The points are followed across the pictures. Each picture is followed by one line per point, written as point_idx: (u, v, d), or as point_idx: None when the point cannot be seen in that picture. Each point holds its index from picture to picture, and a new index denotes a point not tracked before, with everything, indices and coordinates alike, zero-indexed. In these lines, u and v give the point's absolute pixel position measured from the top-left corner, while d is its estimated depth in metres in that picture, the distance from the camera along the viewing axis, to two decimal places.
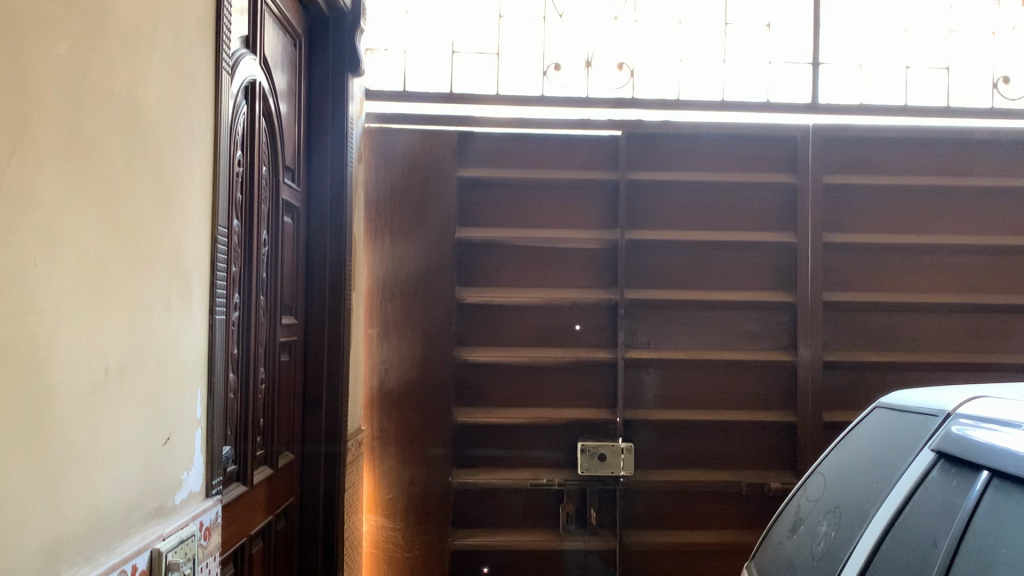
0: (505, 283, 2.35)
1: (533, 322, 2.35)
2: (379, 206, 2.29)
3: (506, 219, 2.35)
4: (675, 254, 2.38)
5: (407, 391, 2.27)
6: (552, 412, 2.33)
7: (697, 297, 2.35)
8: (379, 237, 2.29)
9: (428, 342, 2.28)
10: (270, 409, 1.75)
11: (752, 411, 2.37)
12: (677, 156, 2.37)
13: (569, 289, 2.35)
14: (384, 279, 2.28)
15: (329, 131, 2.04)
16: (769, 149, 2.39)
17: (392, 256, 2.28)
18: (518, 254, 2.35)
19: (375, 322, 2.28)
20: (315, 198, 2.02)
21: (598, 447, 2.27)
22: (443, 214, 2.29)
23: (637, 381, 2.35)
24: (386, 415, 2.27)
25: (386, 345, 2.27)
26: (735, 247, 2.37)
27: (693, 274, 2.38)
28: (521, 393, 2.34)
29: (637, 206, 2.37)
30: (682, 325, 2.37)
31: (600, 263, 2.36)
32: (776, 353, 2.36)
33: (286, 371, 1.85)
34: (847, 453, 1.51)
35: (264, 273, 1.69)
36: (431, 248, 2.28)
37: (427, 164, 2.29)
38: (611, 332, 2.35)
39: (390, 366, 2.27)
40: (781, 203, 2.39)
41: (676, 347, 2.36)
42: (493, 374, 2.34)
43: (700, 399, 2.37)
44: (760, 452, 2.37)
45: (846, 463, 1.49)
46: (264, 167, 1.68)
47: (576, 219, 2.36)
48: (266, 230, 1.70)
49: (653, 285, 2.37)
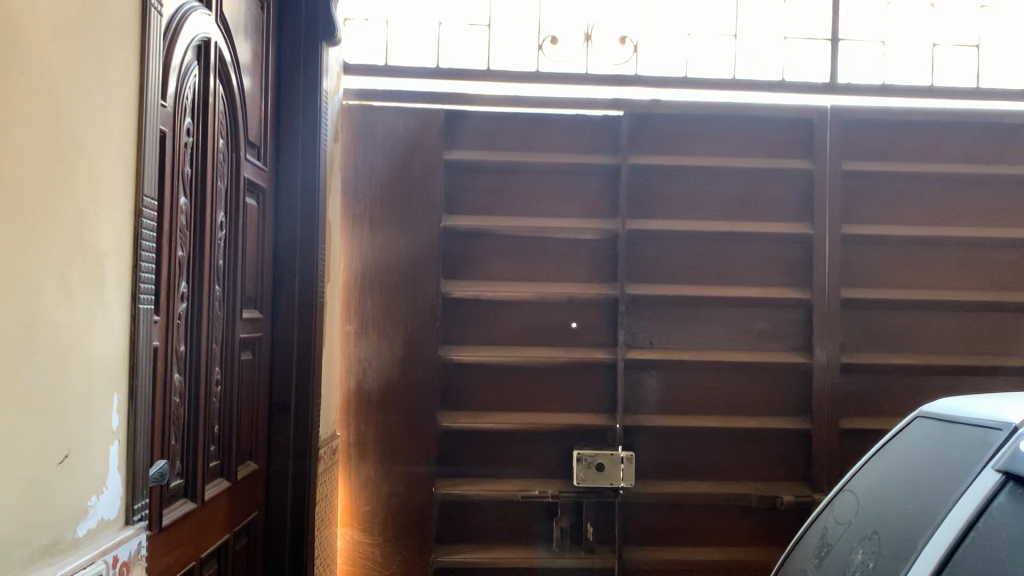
0: (496, 276, 2.15)
1: (526, 318, 2.15)
2: (358, 191, 2.09)
3: (497, 206, 2.16)
4: (681, 246, 2.18)
5: (387, 393, 2.08)
6: (545, 418, 2.13)
7: (705, 292, 2.16)
8: (358, 225, 2.09)
9: (411, 340, 2.08)
10: (228, 414, 1.55)
11: (763, 417, 2.17)
12: (684, 138, 2.18)
13: (565, 283, 2.15)
14: (363, 271, 2.09)
15: (301, 104, 1.84)
16: (784, 132, 2.20)
17: (372, 246, 2.09)
18: (510, 245, 2.15)
19: (353, 318, 2.09)
20: (285, 179, 1.82)
21: (596, 456, 2.08)
22: (428, 199, 2.09)
23: (639, 384, 2.16)
24: (363, 419, 2.08)
25: (364, 343, 2.08)
26: (746, 238, 2.18)
27: (701, 267, 2.18)
28: (512, 396, 2.14)
29: (640, 193, 2.18)
30: (688, 323, 2.17)
31: (599, 255, 2.16)
32: (789, 355, 2.17)
33: (247, 371, 1.66)
34: (886, 470, 1.32)
35: (221, 260, 1.50)
36: (415, 238, 2.09)
37: (411, 145, 2.09)
38: (610, 330, 2.16)
39: (368, 366, 2.08)
40: (796, 191, 2.20)
41: (681, 348, 2.17)
42: (482, 375, 2.14)
43: (707, 404, 2.17)
44: (772, 462, 2.17)
45: (884, 481, 1.30)
46: (221, 141, 1.49)
47: (573, 207, 2.16)
48: (224, 211, 1.51)
49: (656, 280, 2.17)
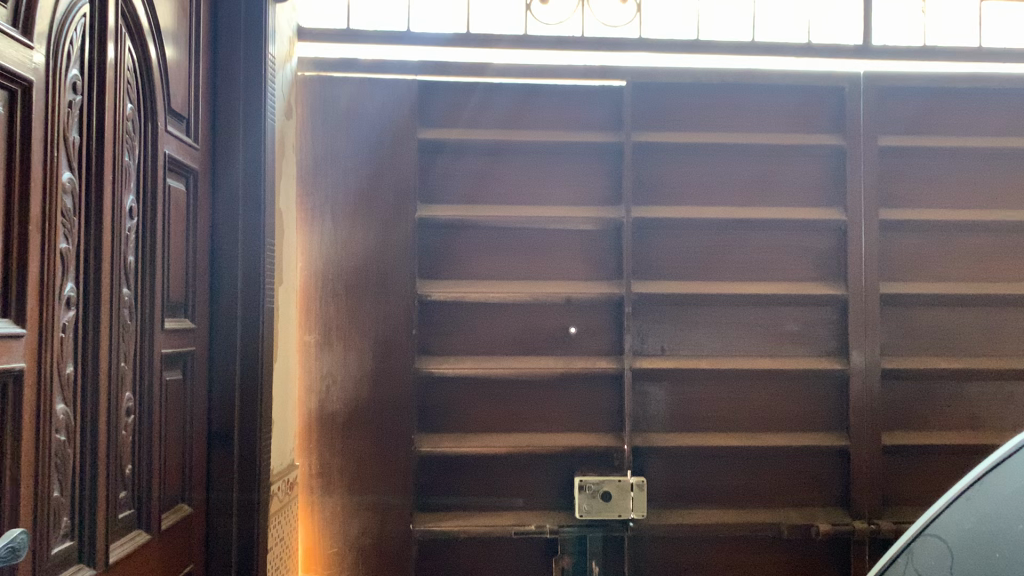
0: (479, 275, 1.85)
1: (515, 323, 1.84)
2: (318, 178, 1.78)
3: (479, 193, 1.85)
4: (695, 237, 1.88)
5: (355, 414, 1.77)
6: (540, 439, 1.82)
7: (724, 289, 1.86)
8: (317, 218, 1.78)
9: (382, 351, 1.77)
10: (147, 451, 1.24)
11: (793, 434, 1.87)
12: (696, 111, 1.88)
13: (561, 282, 1.85)
14: (323, 272, 1.78)
15: (242, 69, 1.52)
16: (810, 103, 1.90)
17: (334, 241, 1.78)
18: (496, 238, 1.85)
19: (313, 328, 1.78)
20: (222, 161, 1.51)
21: (601, 483, 1.76)
22: (400, 185, 1.78)
23: (649, 398, 1.86)
24: (328, 446, 1.77)
25: (328, 357, 1.77)
26: (769, 226, 1.88)
27: (718, 261, 1.88)
28: (501, 413, 1.83)
29: (646, 176, 1.88)
30: (704, 326, 1.87)
31: (601, 248, 1.86)
32: (822, 360, 1.87)
33: (173, 395, 1.35)
34: (969, 502, 1.00)
35: (132, 255, 1.19)
36: (384, 231, 1.78)
37: (378, 122, 1.79)
38: (615, 335, 1.85)
39: (332, 383, 1.77)
40: (826, 171, 1.90)
41: (696, 354, 1.87)
42: (465, 390, 1.83)
43: (728, 419, 1.87)
44: (804, 484, 1.87)
45: (973, 518, 0.98)
46: (129, 105, 1.18)
47: (567, 193, 1.86)
48: (135, 193, 1.20)
49: (666, 276, 1.87)
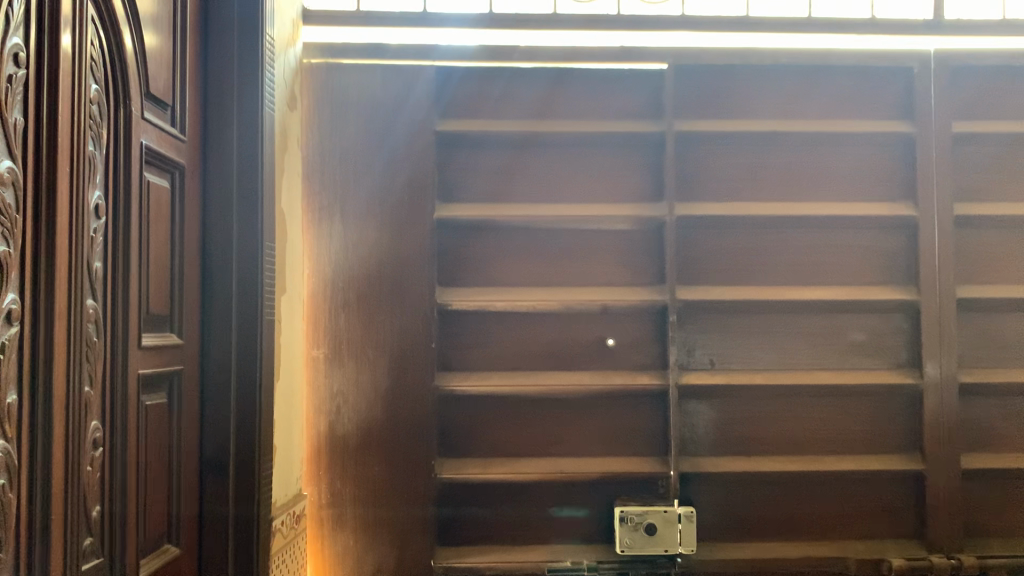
0: (505, 281, 1.66)
1: (546, 335, 1.66)
2: (325, 175, 1.61)
3: (504, 191, 1.66)
4: (746, 236, 1.68)
5: (369, 438, 1.58)
6: (575, 464, 1.63)
7: (779, 295, 1.66)
8: (325, 220, 1.61)
9: (398, 368, 1.59)
10: (120, 488, 1.06)
11: (859, 456, 1.67)
12: (746, 96, 1.68)
13: (597, 288, 1.66)
14: (333, 280, 1.60)
15: (236, 53, 1.35)
16: (873, 85, 1.70)
17: (344, 245, 1.60)
18: (523, 240, 1.66)
19: (322, 342, 1.60)
20: (215, 153, 1.34)
21: (643, 515, 1.58)
22: (415, 183, 1.60)
23: (696, 418, 1.66)
24: (339, 472, 1.59)
25: (338, 374, 1.59)
26: (830, 224, 1.67)
27: (772, 263, 1.68)
28: (532, 436, 1.65)
29: (690, 169, 1.68)
30: (757, 336, 1.67)
31: (640, 250, 1.67)
32: (892, 374, 1.66)
33: (153, 420, 1.17)
34: None
35: (100, 259, 1.02)
36: (400, 233, 1.60)
37: (391, 113, 1.61)
38: (658, 348, 1.66)
39: (343, 403, 1.59)
40: (893, 161, 1.70)
41: (749, 368, 1.67)
42: (490, 409, 1.64)
43: (785, 440, 1.67)
44: (873, 513, 1.66)
45: None
46: (94, 86, 1.01)
47: (602, 189, 1.67)
48: (102, 188, 1.02)
49: (716, 281, 1.67)
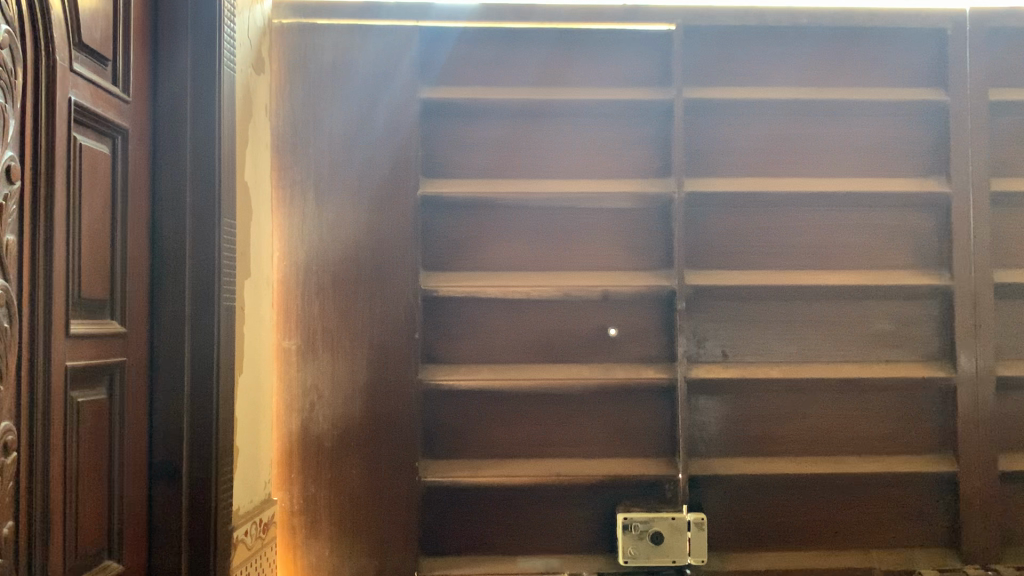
0: (496, 265, 1.51)
1: (541, 324, 1.50)
2: (297, 147, 1.45)
3: (496, 166, 1.51)
4: (762, 216, 1.52)
5: (346, 438, 1.43)
6: (574, 466, 1.47)
7: (799, 279, 1.50)
8: (297, 198, 1.45)
9: (378, 360, 1.44)
10: (41, 498, 0.91)
11: (886, 457, 1.51)
12: (761, 62, 1.53)
13: (597, 272, 1.51)
14: (306, 263, 1.45)
15: (191, 6, 1.20)
16: (901, 50, 1.55)
17: (318, 225, 1.45)
18: (517, 220, 1.51)
19: (294, 331, 1.45)
20: (165, 118, 1.18)
21: (649, 522, 1.43)
22: (397, 157, 1.45)
23: (706, 415, 1.51)
24: (313, 475, 1.44)
25: (312, 367, 1.44)
26: (855, 201, 1.52)
27: (791, 245, 1.53)
28: (526, 434, 1.49)
29: (701, 141, 1.52)
30: (774, 325, 1.52)
31: (645, 231, 1.52)
32: (922, 367, 1.51)
33: (88, 420, 1.02)
34: None
35: (12, 232, 0.86)
36: (381, 212, 1.45)
37: (370, 80, 1.46)
38: (664, 338, 1.51)
39: (317, 399, 1.44)
40: (923, 132, 1.54)
41: (766, 361, 1.51)
42: (480, 406, 1.49)
43: (805, 439, 1.51)
44: (901, 519, 1.51)
45: None
46: (4, 26, 0.85)
47: (603, 164, 1.51)
48: (15, 148, 0.87)
49: (729, 264, 1.52)
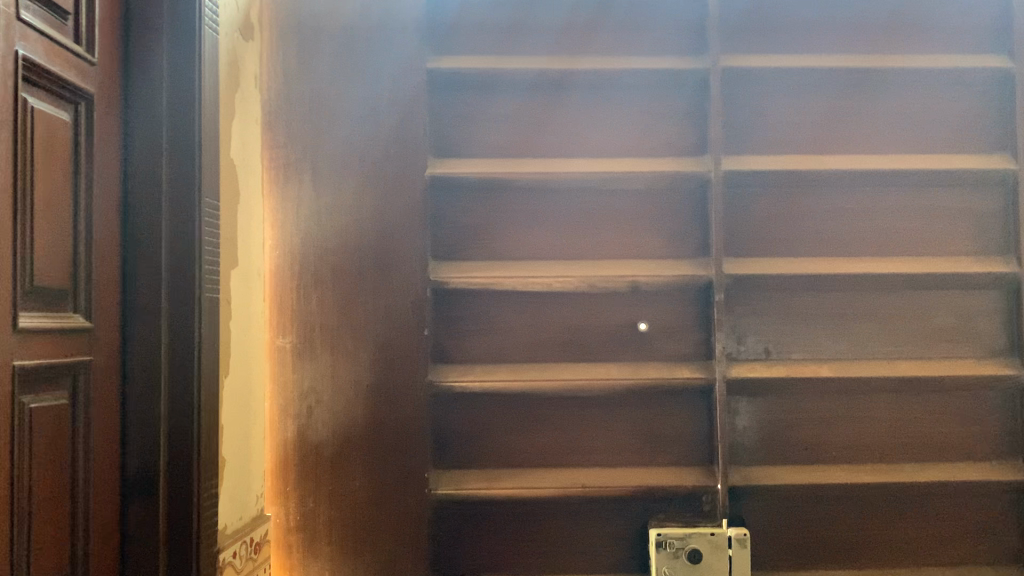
0: (513, 253, 1.36)
1: (563, 319, 1.36)
2: (291, 124, 1.31)
3: (511, 144, 1.36)
4: (807, 197, 1.37)
5: (348, 447, 1.29)
6: (601, 477, 1.32)
7: (850, 267, 1.35)
8: (292, 180, 1.31)
9: (383, 361, 1.29)
10: None
11: (948, 464, 1.36)
12: (805, 28, 1.38)
13: (625, 261, 1.36)
14: (302, 252, 1.30)
15: None
16: (961, 12, 1.39)
17: (315, 210, 1.30)
18: (535, 203, 1.36)
19: (289, 328, 1.30)
20: (138, 86, 1.04)
21: (685, 539, 1.27)
22: (403, 134, 1.31)
23: (747, 419, 1.36)
24: (311, 489, 1.29)
25: (310, 368, 1.29)
26: (911, 181, 1.37)
27: (840, 230, 1.37)
28: (547, 441, 1.35)
29: (739, 115, 1.37)
30: (822, 318, 1.37)
31: (678, 216, 1.37)
32: (988, 364, 1.35)
33: (45, 429, 0.88)
34: None
35: None
36: (385, 196, 1.30)
37: (372, 49, 1.32)
38: (700, 334, 1.36)
39: (315, 403, 1.29)
40: (986, 104, 1.39)
41: (813, 358, 1.36)
42: (496, 410, 1.35)
43: (858, 446, 1.36)
44: (965, 533, 1.36)
45: None
46: None
47: (630, 141, 1.37)
48: None
49: (771, 251, 1.37)
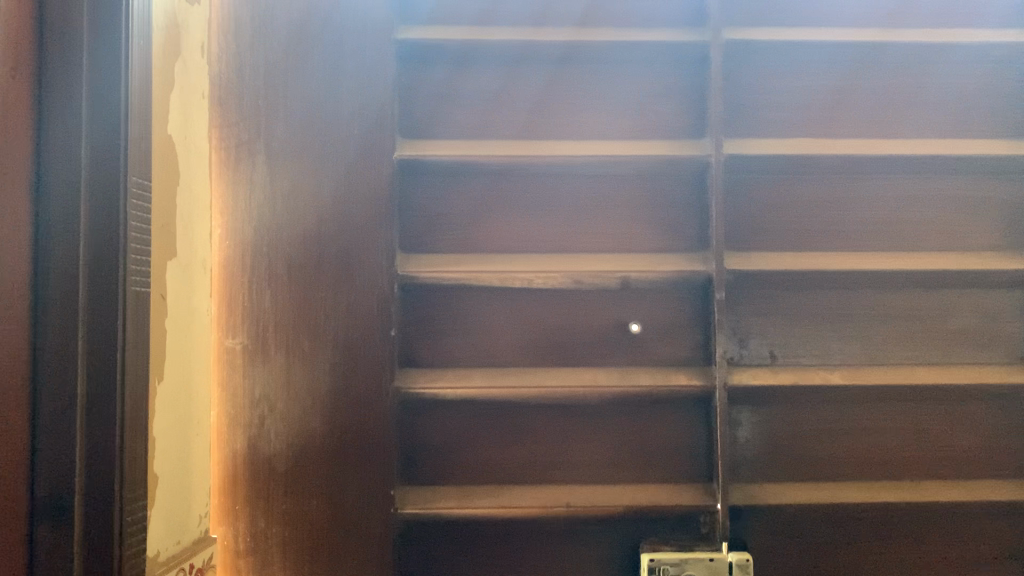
0: (490, 246, 1.22)
1: (546, 318, 1.22)
2: (244, 99, 1.17)
3: (490, 124, 1.23)
4: (818, 185, 1.24)
5: (304, 461, 1.15)
6: (588, 495, 1.19)
7: (865, 262, 1.21)
8: (244, 162, 1.17)
9: (345, 365, 1.16)
10: None
11: (971, 481, 1.23)
12: None
13: (615, 255, 1.22)
14: (255, 243, 1.16)
15: None
16: None
17: (270, 196, 1.17)
18: (516, 190, 1.23)
19: (239, 328, 1.16)
20: (53, 46, 0.90)
21: (680, 566, 1.15)
22: (368, 113, 1.17)
23: (750, 431, 1.22)
24: (263, 507, 1.15)
25: (262, 372, 1.16)
26: (932, 167, 1.23)
27: (853, 222, 1.24)
28: (527, 454, 1.21)
29: (742, 94, 1.24)
30: (833, 320, 1.23)
31: (673, 205, 1.23)
32: (1016, 371, 1.22)
33: None
34: None
35: None
36: (348, 181, 1.17)
37: (334, 18, 1.18)
38: (697, 336, 1.23)
39: (269, 412, 1.15)
40: (1015, 83, 1.26)
41: (823, 363, 1.22)
42: (471, 420, 1.21)
43: (874, 461, 1.23)
44: (991, 558, 1.22)
45: None
46: None
47: (622, 122, 1.23)
48: None
49: (778, 244, 1.23)
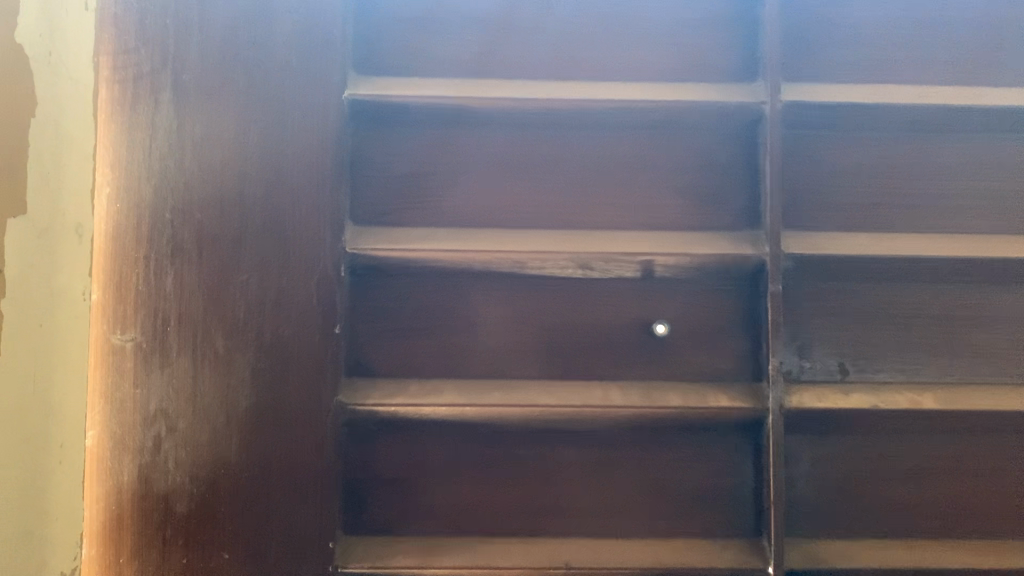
0: (470, 218, 0.93)
1: (541, 315, 0.93)
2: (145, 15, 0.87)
3: (472, 60, 0.93)
4: (901, 146, 0.94)
5: (213, 500, 0.85)
6: (595, 552, 0.88)
7: (968, 247, 0.91)
8: (143, 98, 0.87)
9: (272, 372, 0.86)
10: None
11: None
12: None
13: (634, 234, 0.92)
14: (154, 205, 0.86)
15: None
16: None
17: (176, 144, 0.86)
18: (505, 146, 0.94)
19: (129, 319, 0.86)
20: None
21: None
22: (308, 33, 0.88)
23: (811, 469, 0.91)
24: (157, 562, 0.85)
25: (160, 380, 0.85)
26: None
27: (948, 196, 0.94)
28: (514, 494, 0.91)
29: (807, 25, 0.94)
30: (922, 325, 0.93)
31: (711, 170, 0.94)
32: None
33: None
34: None
35: None
36: (284, 127, 0.87)
37: None
38: (740, 342, 0.93)
39: (168, 434, 0.85)
40: None
41: (909, 381, 0.92)
42: (440, 448, 0.92)
43: (971, 513, 0.93)
44: None
45: None
46: None
47: (646, 60, 0.94)
48: None
49: (851, 222, 0.93)
